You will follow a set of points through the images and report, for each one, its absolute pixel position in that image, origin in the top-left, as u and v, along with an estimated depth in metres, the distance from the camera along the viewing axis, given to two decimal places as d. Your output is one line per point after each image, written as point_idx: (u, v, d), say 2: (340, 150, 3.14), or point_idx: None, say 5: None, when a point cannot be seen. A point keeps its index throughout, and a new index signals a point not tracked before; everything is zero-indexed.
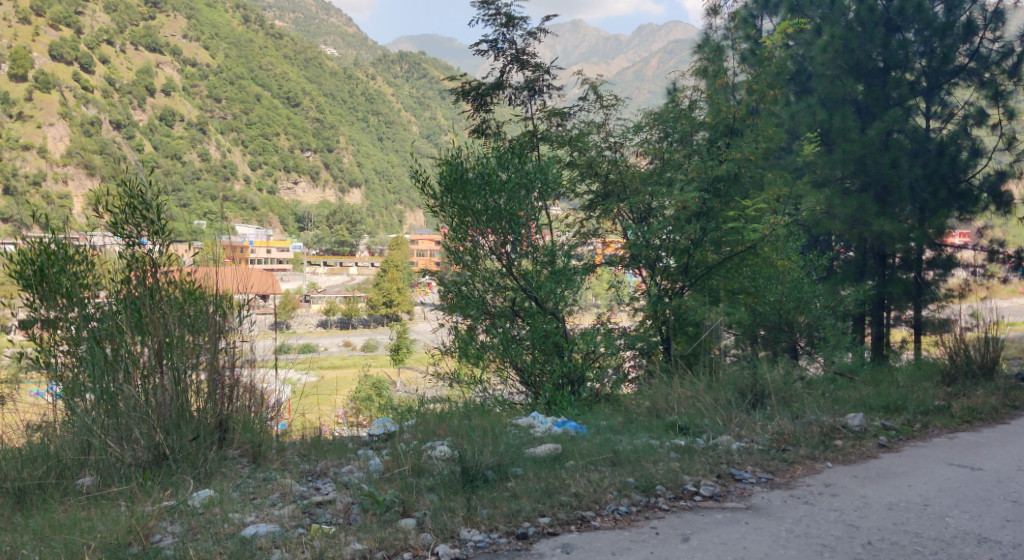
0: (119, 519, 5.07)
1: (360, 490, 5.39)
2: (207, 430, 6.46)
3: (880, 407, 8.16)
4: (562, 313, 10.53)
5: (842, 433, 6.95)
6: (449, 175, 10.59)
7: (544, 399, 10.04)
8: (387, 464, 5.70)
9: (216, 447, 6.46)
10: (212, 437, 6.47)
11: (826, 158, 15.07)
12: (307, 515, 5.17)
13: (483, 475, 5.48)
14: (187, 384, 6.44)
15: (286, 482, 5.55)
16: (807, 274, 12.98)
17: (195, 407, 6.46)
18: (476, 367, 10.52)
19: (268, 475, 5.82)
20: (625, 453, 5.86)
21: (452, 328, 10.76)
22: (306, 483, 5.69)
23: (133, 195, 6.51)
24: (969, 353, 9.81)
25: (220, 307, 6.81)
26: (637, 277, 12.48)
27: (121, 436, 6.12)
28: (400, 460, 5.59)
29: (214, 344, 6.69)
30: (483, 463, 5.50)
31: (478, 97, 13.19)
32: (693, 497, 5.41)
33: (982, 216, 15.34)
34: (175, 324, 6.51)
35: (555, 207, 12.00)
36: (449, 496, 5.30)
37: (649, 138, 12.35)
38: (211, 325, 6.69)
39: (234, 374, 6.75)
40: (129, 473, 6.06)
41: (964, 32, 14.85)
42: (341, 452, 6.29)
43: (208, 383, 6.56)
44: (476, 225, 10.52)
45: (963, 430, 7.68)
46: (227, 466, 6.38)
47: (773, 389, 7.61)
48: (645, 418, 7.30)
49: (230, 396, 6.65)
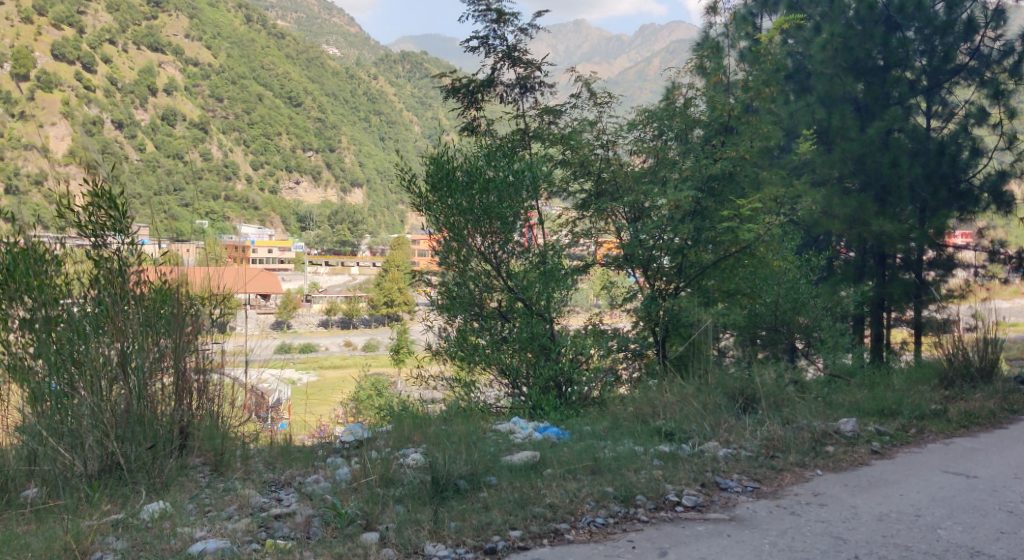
0: (55, 536, 4.89)
1: (323, 502, 5.21)
2: (166, 438, 6.25)
3: (875, 411, 7.96)
4: (550, 314, 10.36)
5: (834, 439, 6.76)
6: (435, 172, 10.45)
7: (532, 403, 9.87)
8: (357, 473, 5.51)
9: (175, 455, 6.25)
10: (171, 445, 6.26)
11: (824, 157, 14.88)
12: (263, 529, 4.98)
13: (454, 485, 5.31)
14: (149, 388, 6.25)
15: (245, 494, 5.38)
16: (804, 274, 12.77)
17: (157, 412, 6.25)
18: (467, 370, 10.37)
19: (230, 485, 5.65)
20: (605, 460, 5.68)
21: (440, 329, 10.61)
22: (266, 494, 5.54)
23: (98, 193, 6.26)
24: (967, 355, 9.60)
25: (189, 309, 6.61)
26: (638, 276, 12.21)
27: (71, 444, 5.95)
28: (367, 469, 5.41)
29: (181, 348, 6.49)
30: (454, 472, 5.32)
31: (469, 96, 12.84)
32: (675, 508, 5.22)
33: (983, 216, 15.13)
34: (139, 326, 6.31)
35: (548, 207, 12.06)
36: (417, 508, 5.11)
37: (643, 136, 12.29)
38: (180, 328, 6.50)
39: (196, 376, 6.59)
40: (77, 484, 5.88)
41: (964, 30, 14.65)
42: (308, 461, 6.14)
43: (172, 389, 6.39)
44: (465, 225, 10.33)
45: (960, 435, 7.48)
46: (185, 475, 6.19)
47: (764, 393, 7.41)
48: (631, 422, 7.13)
49: (197, 400, 6.54)
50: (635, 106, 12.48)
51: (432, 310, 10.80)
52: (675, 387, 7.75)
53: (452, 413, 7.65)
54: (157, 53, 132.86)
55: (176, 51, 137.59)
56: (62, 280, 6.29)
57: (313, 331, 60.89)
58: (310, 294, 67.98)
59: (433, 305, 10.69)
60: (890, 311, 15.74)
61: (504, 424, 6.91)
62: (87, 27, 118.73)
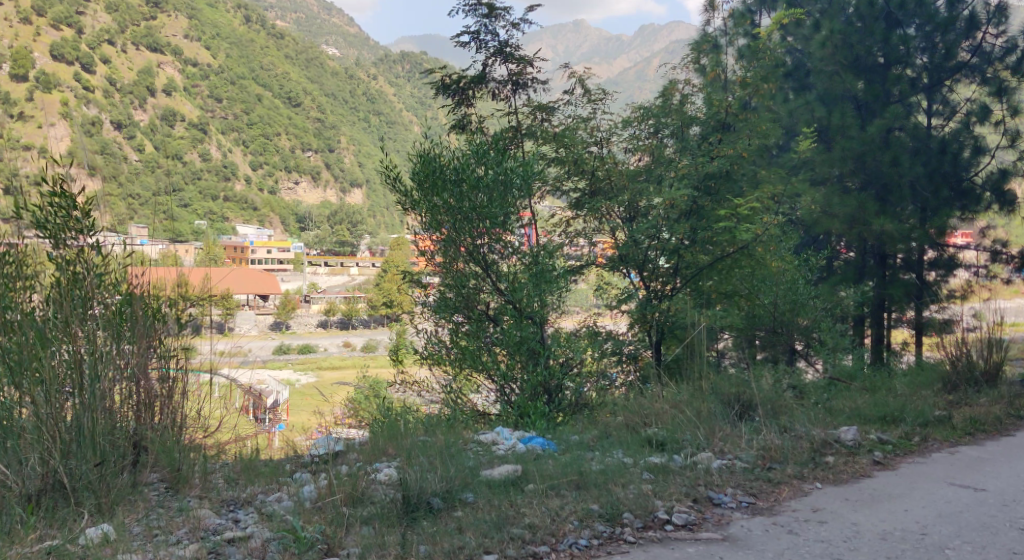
0: None
1: (283, 524, 4.90)
2: (119, 452, 5.84)
3: (877, 418, 7.66)
4: (542, 318, 9.92)
5: (834, 449, 6.46)
6: (421, 169, 10.15)
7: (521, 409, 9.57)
8: (323, 490, 5.22)
9: (128, 471, 5.84)
10: (124, 460, 5.86)
11: (825, 156, 14.59)
12: (213, 556, 4.66)
13: (428, 503, 5.04)
14: (110, 395, 5.90)
15: (200, 516, 5.15)
16: (802, 274, 12.48)
17: (115, 423, 5.89)
18: (459, 379, 10.05)
19: (184, 506, 5.44)
20: (591, 475, 5.38)
21: (425, 332, 10.33)
22: (223, 516, 5.31)
23: (60, 193, 6.01)
24: (971, 358, 9.31)
25: (152, 310, 6.31)
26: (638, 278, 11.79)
27: (13, 460, 5.46)
28: (333, 487, 5.11)
29: (145, 352, 6.16)
30: (427, 490, 5.05)
31: (460, 93, 12.22)
32: (664, 527, 4.92)
33: (985, 216, 14.84)
34: (100, 329, 6.00)
35: (540, 205, 11.76)
36: (386, 529, 4.82)
37: (638, 133, 12.07)
38: (144, 329, 6.18)
39: (156, 382, 6.22)
40: (12, 506, 5.34)
41: (966, 27, 14.37)
42: (272, 476, 5.91)
43: (129, 396, 6.06)
44: (452, 226, 10.05)
45: (965, 443, 7.18)
46: (137, 494, 5.75)
47: (761, 400, 7.13)
48: (622, 431, 6.84)
49: (159, 406, 6.19)
50: (630, 104, 12.25)
51: (423, 312, 10.46)
52: (669, 393, 7.46)
53: (438, 421, 7.34)
54: (156, 53, 132.51)
55: (175, 51, 137.30)
56: (24, 283, 6.02)
57: (312, 331, 60.58)
58: (308, 295, 67.72)
59: (425, 308, 10.39)
60: (890, 312, 15.45)
61: (488, 433, 6.63)
62: (86, 27, 118.44)
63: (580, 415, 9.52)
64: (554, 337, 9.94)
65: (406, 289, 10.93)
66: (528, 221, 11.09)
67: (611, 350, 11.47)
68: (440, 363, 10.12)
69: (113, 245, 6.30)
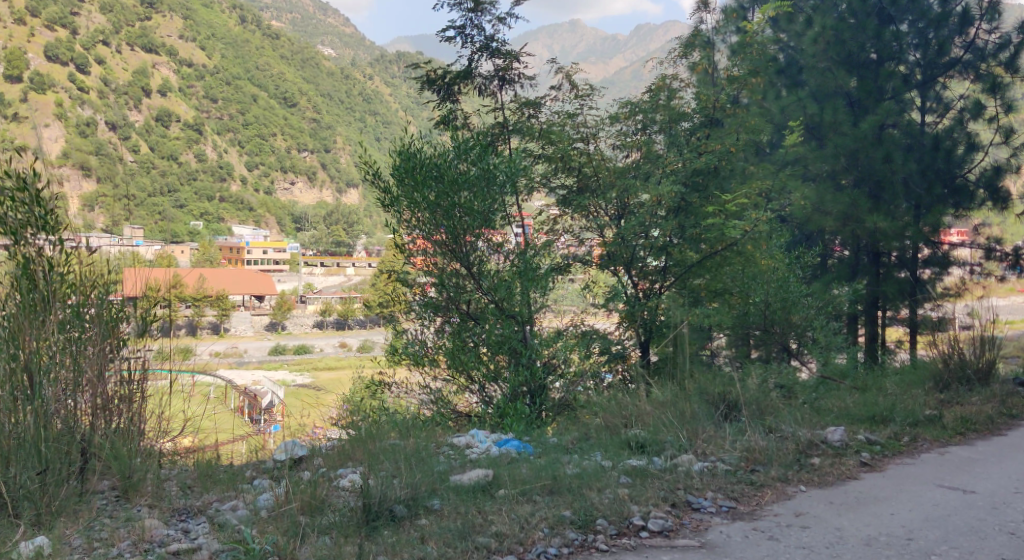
0: None
1: (233, 537, 4.74)
2: (66, 459, 5.66)
3: (866, 418, 7.50)
4: (525, 317, 9.84)
5: (820, 450, 6.28)
6: (401, 164, 9.97)
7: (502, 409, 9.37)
8: (278, 499, 5.03)
9: (75, 479, 5.66)
10: (72, 468, 5.67)
11: (817, 153, 14.43)
12: None
13: (391, 512, 4.88)
14: (65, 399, 5.80)
15: (146, 525, 5.09)
16: (794, 272, 12.31)
17: (58, 431, 5.66)
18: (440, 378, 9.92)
19: (133, 515, 5.35)
20: (565, 480, 5.22)
21: (422, 327, 10.08)
22: (171, 525, 5.22)
23: (20, 186, 5.91)
24: (963, 356, 9.14)
25: (109, 313, 6.15)
26: (633, 278, 11.67)
27: None
28: (289, 495, 4.95)
29: (102, 355, 6.00)
30: (390, 497, 4.88)
31: (446, 88, 11.80)
32: (639, 533, 4.75)
33: (980, 213, 14.67)
34: (55, 333, 5.84)
35: (533, 200, 11.76)
36: (344, 540, 4.65)
37: (626, 129, 11.83)
38: (101, 333, 6.04)
39: (110, 385, 6.06)
40: None
41: (959, 22, 14.25)
42: (229, 484, 5.90)
43: (91, 406, 5.91)
44: (427, 224, 9.90)
45: (956, 443, 7.01)
46: (82, 503, 5.55)
47: (745, 401, 6.97)
48: (601, 433, 6.68)
49: (114, 407, 6.04)
50: (617, 100, 12.01)
51: (420, 312, 10.09)
52: (653, 394, 7.29)
53: (417, 425, 7.14)
54: (151, 53, 132.09)
55: (170, 52, 136.88)
56: None
57: (308, 332, 60.32)
58: (304, 295, 67.56)
59: (417, 308, 10.08)
60: (884, 310, 15.29)
61: (462, 437, 6.48)
62: (81, 28, 118.11)
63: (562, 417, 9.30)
64: (535, 335, 9.80)
65: (393, 286, 10.51)
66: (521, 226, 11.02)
67: (599, 350, 11.23)
68: (416, 362, 9.86)
69: (77, 246, 6.19)
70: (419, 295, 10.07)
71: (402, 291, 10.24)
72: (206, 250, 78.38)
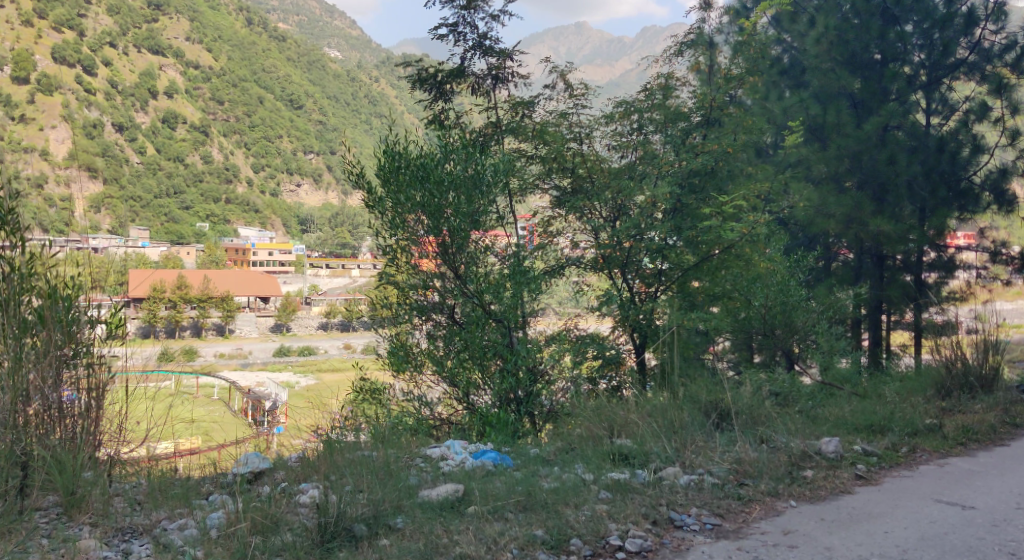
0: None
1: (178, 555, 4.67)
2: (5, 473, 5.64)
3: (863, 427, 7.25)
4: (511, 321, 9.62)
5: (814, 461, 6.05)
6: (386, 164, 9.73)
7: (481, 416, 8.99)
8: (229, 517, 4.92)
9: (12, 495, 5.63)
10: (11, 482, 5.65)
11: (820, 154, 14.20)
12: None
13: (349, 530, 4.87)
14: (14, 408, 5.78)
15: (87, 546, 5.18)
16: (795, 276, 12.04)
17: None
18: (421, 379, 9.65)
19: (69, 535, 5.37)
20: (539, 495, 5.19)
21: (421, 331, 9.81)
22: (111, 547, 5.28)
23: None
24: (967, 362, 8.91)
25: (65, 319, 6.09)
26: (636, 283, 11.47)
27: None
28: (239, 514, 4.84)
29: (57, 363, 6.02)
30: (349, 516, 4.89)
31: (437, 87, 11.60)
32: (615, 554, 4.71)
33: (985, 216, 14.34)
34: (8, 339, 5.84)
35: (540, 201, 11.65)
36: None
37: (620, 130, 11.62)
38: (58, 336, 6.03)
39: (62, 396, 6.04)
40: None
41: (964, 23, 13.88)
42: (182, 499, 5.82)
43: (40, 410, 5.93)
44: (409, 217, 9.65)
45: (956, 454, 6.75)
46: (19, 520, 5.51)
47: (736, 409, 6.77)
48: (582, 442, 6.49)
49: (67, 417, 6.03)
50: (613, 98, 11.78)
51: (428, 316, 9.81)
52: (641, 403, 7.08)
53: (397, 433, 7.04)
54: (158, 55, 132.37)
55: (177, 54, 137.04)
56: None
57: (313, 333, 60.17)
58: (309, 296, 67.53)
59: (425, 310, 9.77)
60: (887, 314, 15.01)
61: (437, 448, 6.36)
62: (88, 30, 118.47)
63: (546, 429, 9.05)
64: (520, 339, 9.55)
65: (386, 291, 10.11)
66: (502, 238, 10.45)
67: (593, 358, 10.82)
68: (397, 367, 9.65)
69: (84, 247, 6.37)
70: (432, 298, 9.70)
71: (395, 294, 9.94)
72: (211, 251, 78.48)
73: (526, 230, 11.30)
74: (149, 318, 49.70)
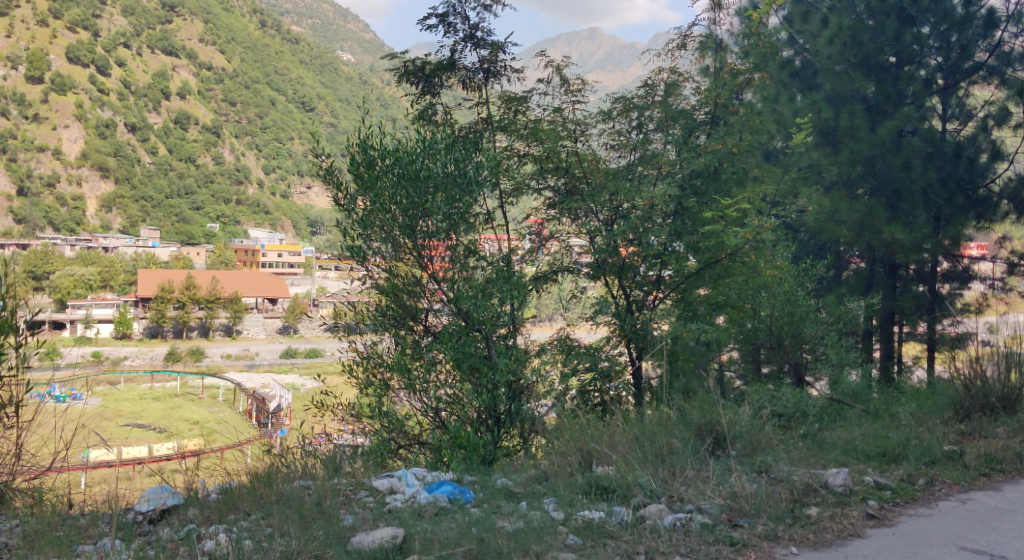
0: None
1: None
2: None
3: (875, 454, 6.58)
4: (493, 334, 9.05)
5: (819, 497, 5.49)
6: (359, 157, 9.05)
7: (450, 436, 8.14)
8: None
9: None
10: None
11: (832, 158, 13.39)
12: None
13: None
14: None
15: None
16: (803, 285, 11.30)
17: None
18: (408, 371, 8.71)
19: None
20: (492, 543, 4.92)
21: (392, 341, 9.07)
22: None
23: None
24: (987, 381, 8.14)
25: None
26: (645, 297, 10.76)
27: None
28: None
29: None
30: None
31: (426, 80, 10.89)
32: None
33: (1005, 225, 13.56)
34: None
35: (552, 210, 10.81)
36: None
37: (618, 127, 10.97)
38: None
39: None
40: None
41: (984, 25, 13.13)
42: (64, 547, 5.18)
43: None
44: (381, 217, 8.98)
45: (979, 487, 6.06)
46: None
47: (730, 431, 6.23)
48: (557, 468, 6.04)
49: None
50: (611, 94, 11.09)
51: (412, 326, 9.12)
52: (629, 423, 6.58)
53: (349, 456, 6.56)
54: (172, 57, 132.42)
55: (190, 55, 137.01)
56: None
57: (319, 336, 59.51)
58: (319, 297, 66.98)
59: (413, 320, 9.10)
60: (899, 326, 14.27)
61: (388, 478, 6.01)
62: (102, 30, 118.94)
63: (524, 451, 8.38)
64: (499, 349, 8.91)
65: (377, 300, 9.23)
66: (493, 244, 10.09)
67: (584, 370, 10.13)
68: (395, 367, 8.74)
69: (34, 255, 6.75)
70: (440, 303, 9.05)
71: (386, 302, 9.12)
72: (221, 252, 78.16)
73: (534, 240, 10.74)
74: (155, 318, 51.02)
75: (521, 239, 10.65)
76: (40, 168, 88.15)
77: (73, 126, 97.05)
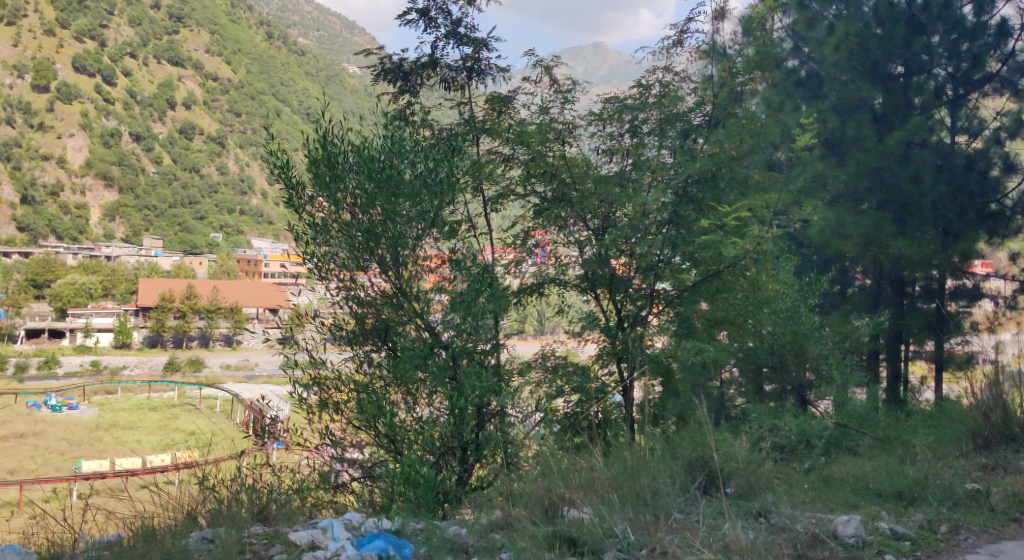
0: None
1: None
2: None
3: (890, 495, 5.89)
4: (462, 353, 8.28)
5: (826, 550, 4.93)
6: (315, 152, 8.38)
7: (403, 471, 7.27)
8: None
9: None
10: None
11: (836, 170, 12.57)
12: None
13: None
14: None
15: None
16: (805, 302, 10.52)
17: None
18: (371, 392, 8.08)
19: None
20: None
21: (361, 357, 8.37)
22: None
23: None
24: (1009, 410, 7.35)
25: None
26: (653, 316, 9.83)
27: None
28: None
29: None
30: None
31: (403, 78, 10.17)
32: None
33: (1020, 239, 12.80)
34: None
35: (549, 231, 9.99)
36: None
37: (608, 130, 10.28)
38: None
39: None
40: None
41: (997, 34, 12.37)
42: None
43: None
44: (347, 217, 8.28)
45: (1008, 536, 5.30)
46: None
47: (718, 470, 5.63)
48: (528, 512, 5.36)
49: None
50: (602, 95, 10.43)
51: (374, 341, 8.34)
52: (613, 456, 5.76)
53: (275, 496, 6.08)
54: (177, 67, 131.97)
55: (196, 65, 136.70)
56: None
57: None
58: None
59: (376, 337, 8.32)
60: (905, 344, 13.45)
61: (315, 529, 5.56)
62: (109, 40, 118.89)
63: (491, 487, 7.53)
64: (466, 370, 8.11)
65: (342, 313, 8.51)
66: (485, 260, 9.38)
67: (570, 391, 9.42)
68: (359, 394, 8.09)
69: None
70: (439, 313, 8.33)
71: (350, 319, 8.43)
72: (223, 260, 77.54)
73: (539, 253, 10.08)
74: (156, 327, 50.83)
75: (517, 243, 10.10)
76: (43, 176, 87.61)
77: (79, 135, 96.73)
